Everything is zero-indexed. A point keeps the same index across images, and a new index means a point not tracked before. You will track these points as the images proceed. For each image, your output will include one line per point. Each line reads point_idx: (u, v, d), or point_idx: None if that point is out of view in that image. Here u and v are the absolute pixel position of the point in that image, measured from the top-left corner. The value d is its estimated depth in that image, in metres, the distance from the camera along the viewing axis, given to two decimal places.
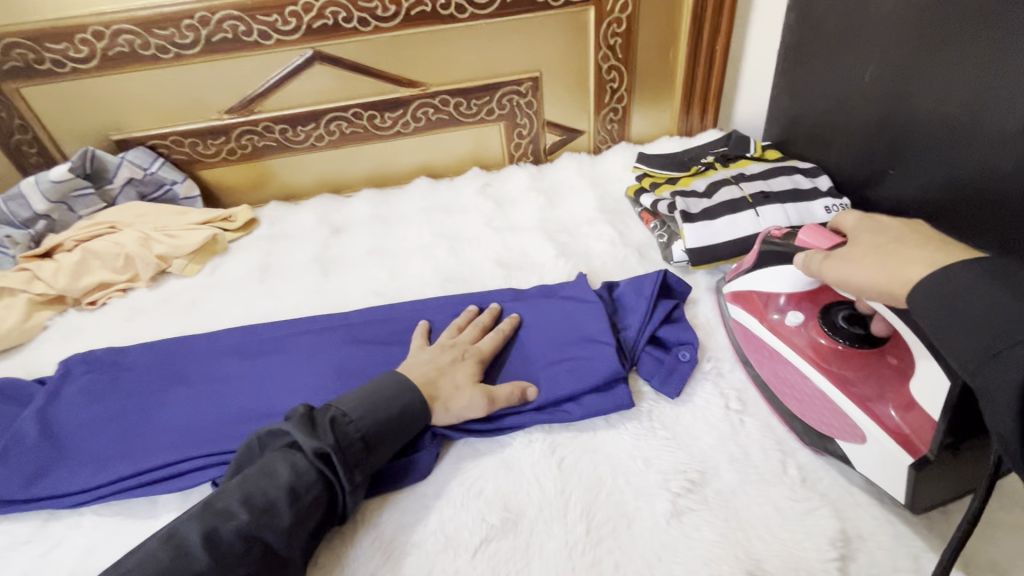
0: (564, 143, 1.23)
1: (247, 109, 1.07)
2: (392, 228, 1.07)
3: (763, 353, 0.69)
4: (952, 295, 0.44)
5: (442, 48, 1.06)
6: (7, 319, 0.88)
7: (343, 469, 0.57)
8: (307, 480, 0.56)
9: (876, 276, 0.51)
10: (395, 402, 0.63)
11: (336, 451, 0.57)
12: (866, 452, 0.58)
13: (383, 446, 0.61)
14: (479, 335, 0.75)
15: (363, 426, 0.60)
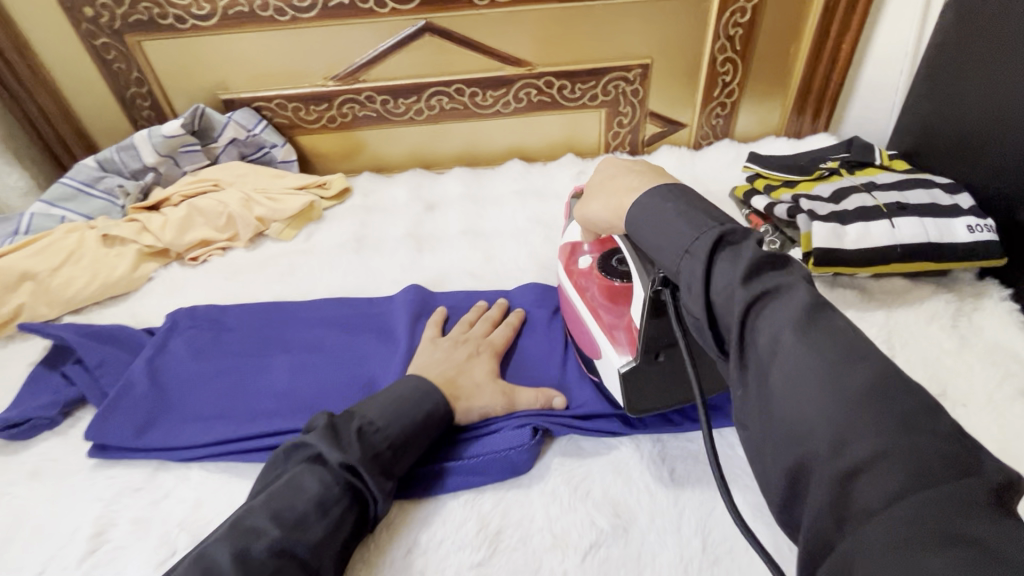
0: (663, 135, 1.18)
1: (352, 77, 1.06)
2: (485, 209, 1.05)
3: (564, 294, 0.73)
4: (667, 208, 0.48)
5: (555, 28, 1.03)
6: (118, 266, 0.90)
7: (375, 482, 0.53)
8: (338, 494, 0.52)
9: (610, 213, 0.56)
10: (422, 406, 0.60)
11: (365, 463, 0.54)
12: (602, 367, 0.64)
13: (410, 456, 0.58)
14: (491, 330, 0.75)
15: (392, 436, 0.57)
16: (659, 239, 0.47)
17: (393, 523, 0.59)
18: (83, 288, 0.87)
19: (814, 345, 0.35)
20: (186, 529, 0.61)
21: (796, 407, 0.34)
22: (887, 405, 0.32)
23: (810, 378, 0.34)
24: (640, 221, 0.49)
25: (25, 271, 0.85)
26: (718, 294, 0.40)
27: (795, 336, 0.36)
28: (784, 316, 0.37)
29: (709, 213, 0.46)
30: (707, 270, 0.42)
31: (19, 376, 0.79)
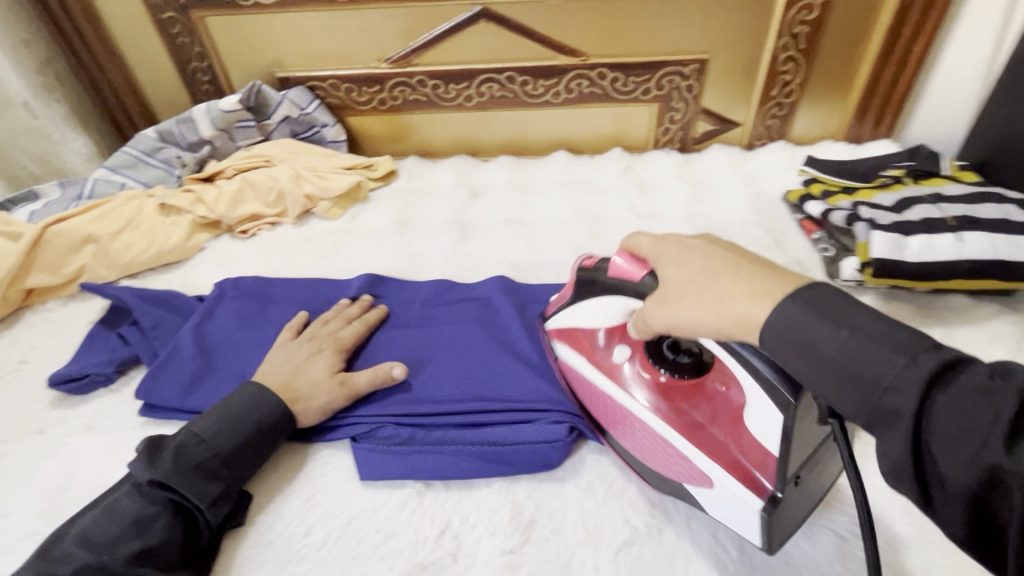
0: (715, 134, 1.15)
1: (405, 61, 1.07)
2: (530, 199, 1.05)
3: (594, 398, 0.61)
4: (828, 314, 0.38)
5: (612, 19, 1.01)
6: (173, 235, 0.93)
7: (193, 494, 0.55)
8: (155, 509, 0.54)
9: (702, 314, 0.43)
10: (247, 418, 0.61)
11: (174, 476, 0.55)
12: (713, 496, 0.52)
13: (244, 466, 0.59)
14: (343, 325, 0.74)
15: (213, 448, 0.58)
16: (784, 335, 0.39)
17: (425, 504, 0.60)
18: (139, 254, 0.90)
19: (868, 366, 0.35)
20: None
21: (1017, 532, 0.30)
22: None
23: (1019, 489, 0.30)
24: (771, 318, 0.39)
25: (88, 234, 0.88)
26: (893, 407, 0.34)
27: (1004, 465, 0.30)
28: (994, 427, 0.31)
29: (834, 305, 0.38)
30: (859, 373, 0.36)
31: (78, 335, 0.82)
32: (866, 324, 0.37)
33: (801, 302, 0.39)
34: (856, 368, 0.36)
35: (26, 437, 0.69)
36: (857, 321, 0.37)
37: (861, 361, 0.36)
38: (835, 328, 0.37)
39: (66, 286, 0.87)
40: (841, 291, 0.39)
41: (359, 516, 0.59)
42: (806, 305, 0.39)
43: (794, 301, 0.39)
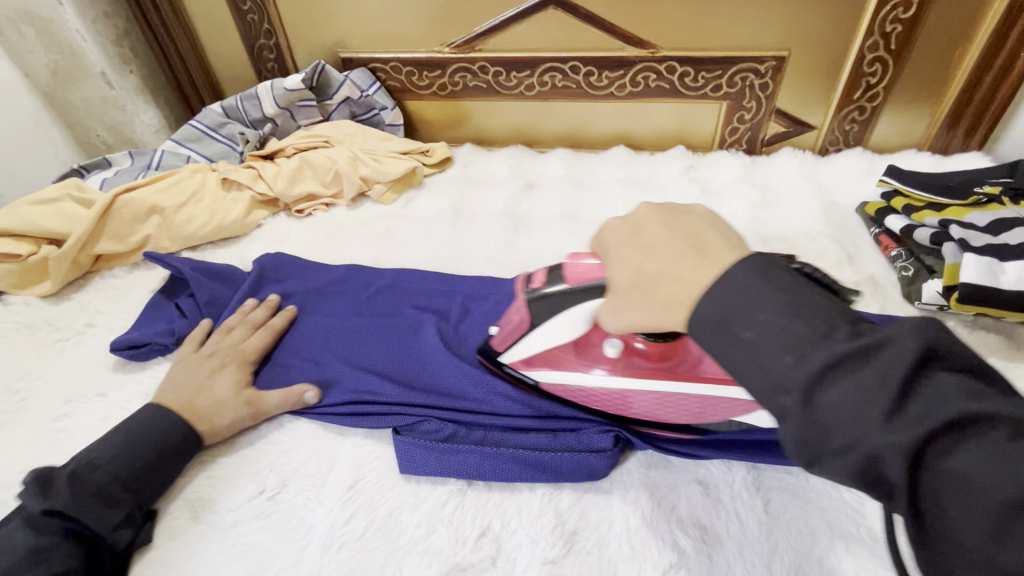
0: (787, 136, 1.09)
1: (468, 46, 1.05)
2: (585, 194, 1.02)
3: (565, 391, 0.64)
4: (644, 251, 0.45)
5: (687, 11, 0.96)
6: (232, 210, 0.94)
7: (91, 518, 0.54)
8: (52, 540, 0.52)
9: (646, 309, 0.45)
10: (150, 434, 0.61)
11: (71, 505, 0.54)
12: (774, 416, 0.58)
13: (150, 492, 0.59)
14: (247, 334, 0.73)
15: (114, 470, 0.58)
16: (651, 293, 0.44)
17: (466, 504, 0.59)
18: (200, 227, 0.91)
19: (724, 308, 0.39)
20: (274, 471, 0.63)
21: (830, 417, 0.33)
22: (887, 414, 0.32)
23: (865, 418, 0.32)
24: (653, 301, 0.41)
25: (154, 205, 0.90)
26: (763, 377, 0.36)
27: (864, 413, 0.32)
28: (860, 377, 0.33)
29: (693, 245, 0.43)
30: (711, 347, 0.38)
31: (140, 302, 0.85)
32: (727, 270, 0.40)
33: (626, 244, 0.48)
34: (708, 306, 0.40)
35: (89, 398, 0.72)
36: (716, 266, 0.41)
37: (728, 308, 0.39)
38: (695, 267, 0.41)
39: (131, 254, 0.90)
40: (670, 239, 0.44)
41: (401, 508, 0.59)
42: (634, 236, 0.47)
43: (642, 228, 0.47)
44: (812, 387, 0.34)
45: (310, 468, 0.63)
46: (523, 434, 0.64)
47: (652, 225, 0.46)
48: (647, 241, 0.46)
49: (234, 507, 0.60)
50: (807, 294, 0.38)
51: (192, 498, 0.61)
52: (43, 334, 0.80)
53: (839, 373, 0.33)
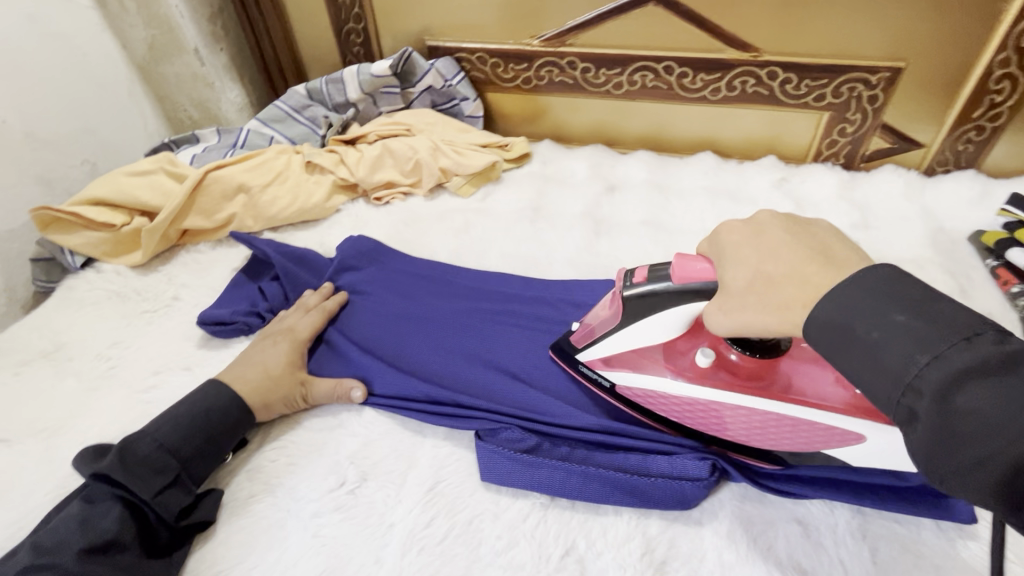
0: (890, 153, 1.02)
1: (559, 40, 1.02)
2: (669, 201, 0.98)
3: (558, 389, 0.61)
4: (740, 251, 0.46)
5: (797, 14, 0.90)
6: (314, 194, 0.94)
7: (137, 482, 0.54)
8: (102, 502, 0.53)
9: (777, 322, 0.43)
10: (201, 405, 0.61)
11: (120, 468, 0.54)
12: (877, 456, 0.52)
13: (200, 465, 0.59)
14: (300, 317, 0.73)
15: (163, 436, 0.58)
16: (738, 286, 0.45)
17: (548, 520, 0.57)
18: (283, 209, 0.92)
19: (798, 284, 0.41)
20: (354, 463, 0.62)
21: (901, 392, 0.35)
22: (908, 333, 0.34)
23: (983, 418, 0.30)
24: (806, 296, 0.40)
25: (241, 183, 0.91)
26: (805, 309, 0.40)
27: (875, 326, 0.36)
28: (952, 352, 0.32)
29: (769, 243, 0.45)
30: (837, 328, 0.37)
31: (224, 280, 0.86)
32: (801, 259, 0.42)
33: (744, 244, 0.47)
34: (778, 290, 0.42)
35: (175, 371, 0.73)
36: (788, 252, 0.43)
37: (798, 287, 0.41)
38: (782, 256, 0.43)
39: (217, 231, 0.92)
40: (759, 240, 0.46)
41: (482, 516, 0.57)
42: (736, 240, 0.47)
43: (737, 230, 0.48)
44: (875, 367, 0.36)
45: (389, 465, 0.62)
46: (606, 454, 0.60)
47: (757, 223, 0.48)
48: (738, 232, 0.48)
49: (312, 497, 0.59)
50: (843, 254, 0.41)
51: (271, 483, 0.61)
52: (133, 303, 0.83)
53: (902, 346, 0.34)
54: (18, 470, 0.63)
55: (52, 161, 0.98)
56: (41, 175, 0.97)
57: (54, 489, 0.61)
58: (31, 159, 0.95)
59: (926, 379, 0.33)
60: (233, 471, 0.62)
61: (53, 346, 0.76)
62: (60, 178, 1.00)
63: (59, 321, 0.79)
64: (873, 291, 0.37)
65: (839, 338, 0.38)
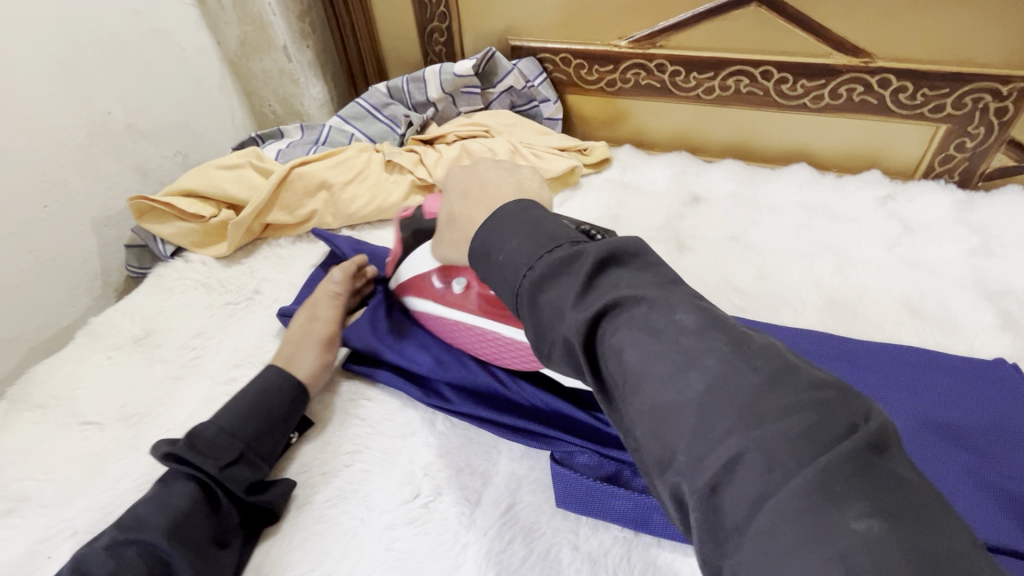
0: (1016, 172, 0.92)
1: (649, 41, 0.97)
2: (760, 215, 0.92)
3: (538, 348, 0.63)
4: (511, 225, 0.44)
5: (921, 16, 0.82)
6: (392, 193, 0.94)
7: (207, 464, 0.55)
8: (175, 484, 0.53)
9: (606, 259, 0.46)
10: (259, 386, 0.62)
11: (191, 452, 0.55)
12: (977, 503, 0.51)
13: (264, 441, 0.60)
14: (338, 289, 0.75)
15: (228, 421, 0.59)
16: (502, 273, 0.43)
17: (632, 556, 0.53)
18: (362, 207, 0.92)
19: (553, 293, 0.38)
20: (428, 475, 0.60)
21: (655, 430, 0.32)
22: (666, 366, 0.32)
23: (674, 405, 0.31)
24: (500, 258, 0.43)
25: (323, 180, 0.92)
26: (560, 326, 0.37)
27: (639, 356, 0.33)
28: (651, 331, 0.34)
29: (550, 231, 0.42)
30: (536, 302, 0.39)
31: (303, 275, 0.87)
32: (560, 257, 0.39)
33: (506, 213, 0.45)
34: (544, 295, 0.39)
35: (254, 365, 0.74)
36: (560, 249, 0.40)
37: (557, 294, 0.38)
38: (541, 253, 0.40)
39: (297, 227, 0.93)
40: (528, 229, 0.43)
41: (561, 545, 0.54)
42: (513, 210, 0.45)
43: (518, 205, 0.46)
44: (635, 398, 0.33)
45: (464, 479, 0.60)
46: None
47: (535, 208, 0.46)
48: (522, 209, 0.45)
49: (387, 507, 0.58)
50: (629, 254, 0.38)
51: (346, 489, 0.60)
52: (217, 294, 0.85)
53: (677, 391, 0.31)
54: (111, 453, 0.64)
55: (148, 152, 1.02)
56: (138, 165, 1.01)
57: (141, 477, 0.62)
58: (130, 150, 0.99)
59: (629, 360, 0.34)
60: (310, 473, 0.61)
61: (144, 333, 0.79)
62: (155, 168, 1.04)
63: (150, 308, 0.82)
64: (548, 253, 0.40)
65: (533, 306, 0.39)
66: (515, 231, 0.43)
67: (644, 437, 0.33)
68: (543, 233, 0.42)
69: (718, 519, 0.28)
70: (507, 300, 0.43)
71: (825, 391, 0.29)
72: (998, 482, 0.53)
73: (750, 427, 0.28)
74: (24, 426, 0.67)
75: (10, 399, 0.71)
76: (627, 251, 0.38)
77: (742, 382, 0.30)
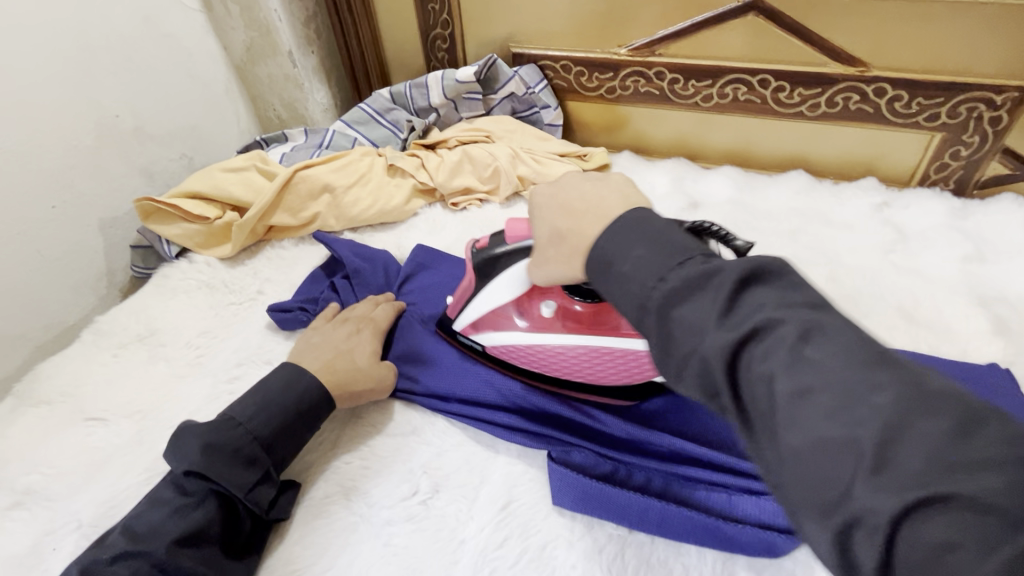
0: (1011, 180, 0.93)
1: (648, 49, 0.99)
2: (757, 220, 0.93)
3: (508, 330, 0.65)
4: (632, 236, 0.42)
5: (916, 27, 0.83)
6: (395, 196, 0.96)
7: (228, 480, 0.53)
8: (196, 497, 0.53)
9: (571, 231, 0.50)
10: (287, 395, 0.60)
11: (213, 464, 0.53)
12: None
13: (285, 447, 0.59)
14: (373, 309, 0.73)
15: (253, 431, 0.57)
16: (626, 280, 0.41)
17: (626, 554, 0.54)
18: (364, 210, 0.94)
19: (687, 310, 0.36)
20: (427, 473, 0.61)
21: (804, 472, 0.29)
22: (831, 400, 0.29)
23: (828, 446, 0.29)
24: (623, 268, 0.41)
25: (327, 183, 0.93)
26: (694, 345, 0.35)
27: (790, 388, 0.30)
28: (776, 366, 0.31)
29: (683, 241, 0.40)
30: (668, 317, 0.37)
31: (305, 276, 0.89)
32: (693, 274, 0.37)
33: (627, 222, 0.43)
34: (681, 310, 0.36)
35: (255, 363, 0.75)
36: (696, 265, 0.37)
37: (690, 310, 0.36)
38: (674, 265, 0.38)
39: (300, 229, 0.94)
40: (653, 237, 0.41)
41: (556, 542, 0.55)
42: (631, 218, 0.43)
43: (635, 213, 0.44)
44: (782, 436, 0.31)
45: (462, 477, 0.61)
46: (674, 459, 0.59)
47: (652, 217, 0.43)
48: (645, 217, 0.43)
49: (387, 503, 0.59)
50: (772, 271, 0.35)
51: (347, 485, 0.61)
52: (220, 294, 0.86)
53: (845, 436, 0.28)
54: (115, 449, 0.66)
55: (155, 155, 1.04)
56: (145, 167, 1.03)
57: (144, 472, 0.63)
58: (138, 152, 1.01)
59: (778, 394, 0.31)
60: (314, 467, 0.63)
61: (148, 331, 0.80)
62: (161, 171, 1.06)
63: (155, 307, 0.83)
64: (678, 265, 0.38)
65: (662, 319, 0.37)
66: (636, 237, 0.42)
67: (787, 478, 0.30)
68: (669, 249, 0.40)
69: (903, 570, 0.26)
70: (630, 310, 0.41)
71: (1016, 446, 0.25)
72: None
73: (900, 483, 0.26)
74: (30, 421, 0.68)
75: (16, 395, 0.72)
76: (769, 267, 0.35)
77: (927, 425, 0.27)
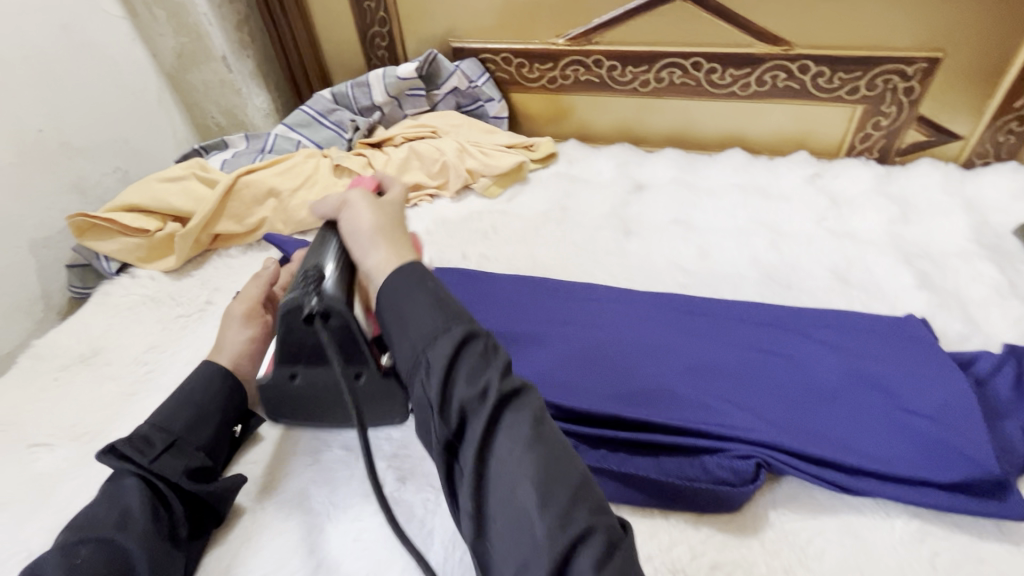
0: (928, 146, 0.99)
1: (585, 38, 1.01)
2: (701, 199, 0.96)
3: None
4: (428, 280, 0.49)
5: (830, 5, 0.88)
6: None
7: (136, 456, 0.53)
8: (117, 487, 0.52)
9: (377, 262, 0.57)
10: (186, 383, 0.60)
11: (118, 449, 0.53)
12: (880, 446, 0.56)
13: (195, 422, 0.58)
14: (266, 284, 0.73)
15: (158, 417, 0.57)
16: (416, 322, 0.46)
17: None
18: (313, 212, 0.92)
19: (467, 366, 0.43)
20: (391, 467, 0.61)
21: (515, 499, 0.39)
22: (548, 458, 0.40)
23: (542, 493, 0.39)
24: (418, 310, 0.47)
25: (272, 187, 0.91)
26: (467, 394, 0.42)
27: (531, 439, 0.41)
28: (520, 436, 0.41)
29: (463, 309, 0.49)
30: (449, 364, 0.43)
31: None
32: (482, 342, 0.45)
33: (418, 272, 0.50)
34: (462, 363, 0.44)
35: None
36: (485, 342, 0.46)
37: (472, 367, 0.44)
38: (460, 326, 0.46)
39: (247, 236, 0.92)
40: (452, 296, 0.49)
41: None
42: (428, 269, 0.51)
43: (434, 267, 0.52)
44: (506, 478, 0.40)
45: (427, 468, 0.61)
46: (624, 430, 0.60)
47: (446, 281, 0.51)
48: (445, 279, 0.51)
49: (352, 501, 0.59)
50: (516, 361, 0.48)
51: (313, 486, 0.60)
52: (167, 308, 0.83)
53: (552, 486, 0.39)
54: (62, 474, 0.63)
55: (87, 170, 1.00)
56: (75, 183, 0.98)
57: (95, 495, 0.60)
58: (66, 168, 0.96)
59: (521, 443, 0.40)
60: (273, 476, 0.62)
61: (91, 351, 0.77)
62: (94, 187, 1.02)
63: (97, 326, 0.80)
64: (466, 330, 0.45)
65: (444, 362, 0.43)
66: (437, 290, 0.49)
67: (503, 509, 0.39)
68: (451, 307, 0.48)
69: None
70: (408, 343, 0.46)
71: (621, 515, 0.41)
72: (926, 426, 0.57)
73: (578, 519, 0.38)
74: None
75: None
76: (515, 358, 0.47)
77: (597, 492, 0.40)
